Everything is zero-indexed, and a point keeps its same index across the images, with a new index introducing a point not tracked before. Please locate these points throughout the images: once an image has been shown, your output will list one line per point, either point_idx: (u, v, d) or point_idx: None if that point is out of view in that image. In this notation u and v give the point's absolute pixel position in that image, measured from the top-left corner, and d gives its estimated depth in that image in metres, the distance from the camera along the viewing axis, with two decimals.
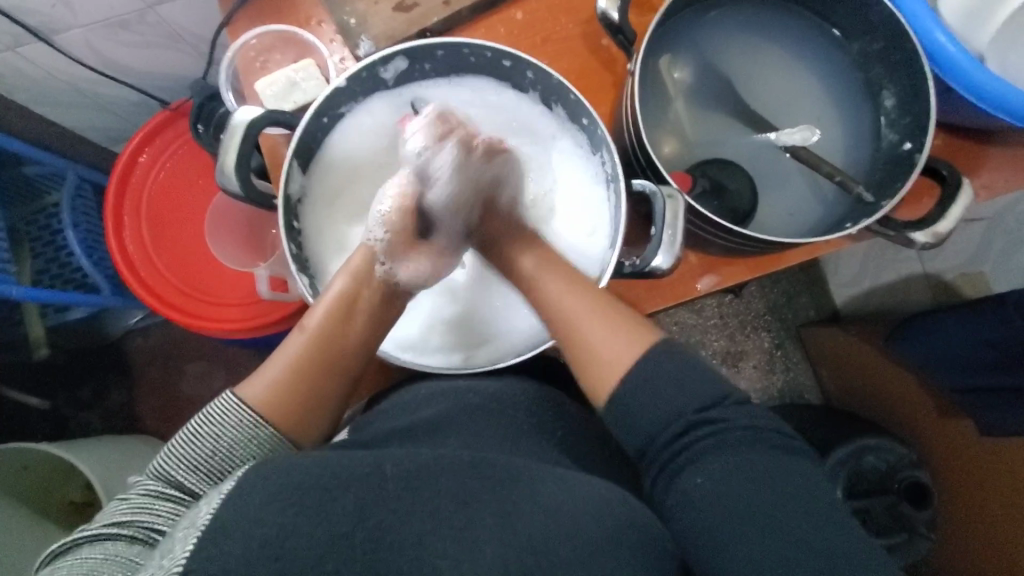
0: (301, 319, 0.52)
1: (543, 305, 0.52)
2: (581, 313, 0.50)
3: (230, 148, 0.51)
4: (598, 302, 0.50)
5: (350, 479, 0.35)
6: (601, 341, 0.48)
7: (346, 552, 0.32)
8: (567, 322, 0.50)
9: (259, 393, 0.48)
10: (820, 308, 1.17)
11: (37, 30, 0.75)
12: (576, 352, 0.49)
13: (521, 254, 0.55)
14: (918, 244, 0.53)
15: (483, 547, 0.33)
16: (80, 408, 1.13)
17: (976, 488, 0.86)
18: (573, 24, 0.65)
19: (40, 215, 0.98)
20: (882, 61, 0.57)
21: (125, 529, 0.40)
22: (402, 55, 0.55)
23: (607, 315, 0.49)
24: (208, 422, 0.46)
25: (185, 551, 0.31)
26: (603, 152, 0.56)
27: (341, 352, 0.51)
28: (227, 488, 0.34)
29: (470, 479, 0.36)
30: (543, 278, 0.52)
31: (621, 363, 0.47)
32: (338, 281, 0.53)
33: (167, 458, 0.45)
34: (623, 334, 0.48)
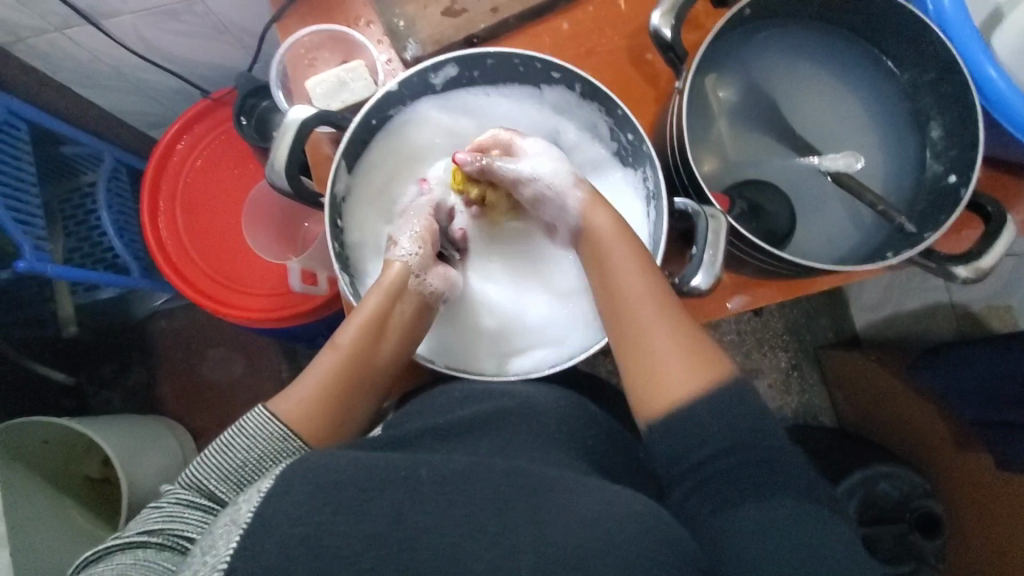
0: (331, 335, 0.54)
1: (620, 299, 0.50)
2: (658, 320, 0.48)
3: (282, 146, 0.52)
4: (674, 317, 0.48)
5: (387, 481, 0.36)
6: (669, 359, 0.46)
7: (383, 547, 0.33)
8: (638, 329, 0.48)
9: (291, 407, 0.50)
10: (839, 332, 1.16)
11: (87, 14, 0.77)
12: (638, 350, 0.48)
13: (614, 243, 0.52)
14: (959, 279, 0.52)
15: (518, 556, 0.34)
16: (101, 385, 1.15)
17: (990, 523, 0.85)
18: (618, 38, 0.65)
19: (73, 194, 0.99)
20: (931, 92, 0.57)
21: (155, 537, 0.40)
22: (452, 62, 0.55)
23: (683, 332, 0.47)
24: (239, 433, 0.47)
25: (230, 548, 0.32)
26: (645, 168, 0.56)
27: (374, 366, 0.54)
28: (268, 487, 0.35)
29: (504, 487, 0.37)
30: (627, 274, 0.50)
31: (683, 388, 0.45)
32: (375, 296, 0.55)
33: (198, 468, 0.46)
34: (691, 357, 0.46)
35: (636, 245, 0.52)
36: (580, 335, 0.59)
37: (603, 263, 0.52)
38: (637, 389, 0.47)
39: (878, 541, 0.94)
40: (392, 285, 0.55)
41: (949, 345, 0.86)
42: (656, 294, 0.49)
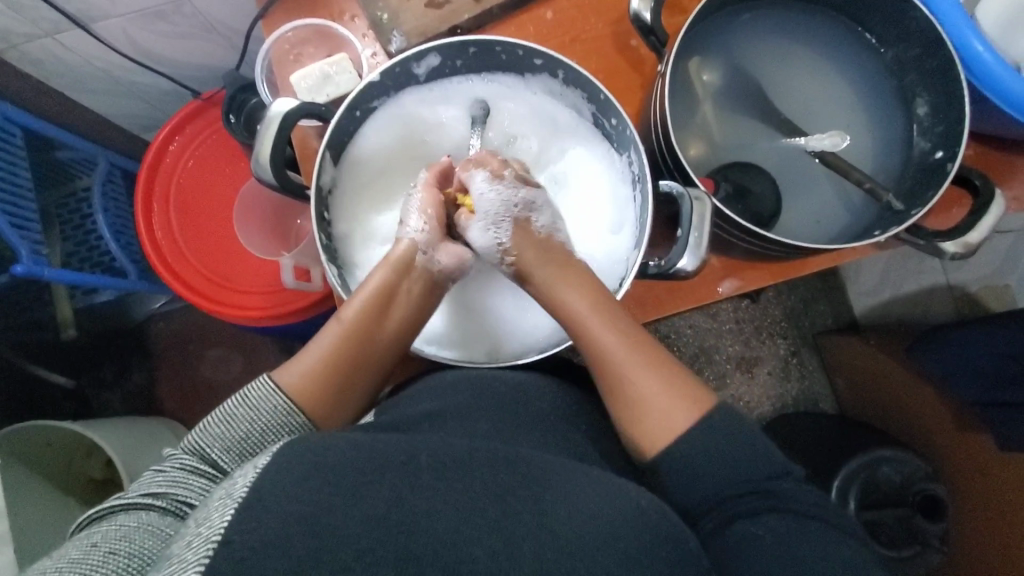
0: (337, 310, 0.53)
1: (596, 350, 0.51)
2: (638, 366, 0.49)
3: (266, 139, 0.52)
4: (651, 357, 0.50)
5: (385, 466, 0.35)
6: (656, 401, 0.48)
7: (383, 528, 0.32)
8: (620, 378, 0.49)
9: (295, 380, 0.50)
10: (837, 318, 1.14)
11: (76, 17, 0.77)
12: (623, 396, 0.49)
13: (570, 290, 0.52)
14: (947, 254, 0.52)
15: (519, 543, 0.34)
16: (102, 389, 1.16)
17: (994, 503, 0.85)
18: (602, 25, 0.65)
19: (69, 199, 1.00)
20: (917, 68, 0.57)
21: (159, 500, 0.43)
22: (434, 52, 0.56)
23: (665, 374, 0.49)
24: (246, 403, 0.48)
25: (225, 521, 0.31)
26: (630, 152, 0.56)
27: (378, 342, 0.53)
28: (263, 462, 0.35)
29: (504, 474, 0.37)
30: (599, 327, 0.50)
31: (676, 428, 0.47)
32: (380, 272, 0.54)
33: (202, 436, 0.47)
34: (679, 395, 0.48)
35: (597, 290, 0.53)
36: None
37: (570, 315, 0.52)
38: (631, 431, 0.49)
39: (880, 527, 0.93)
40: (399, 260, 0.54)
41: (949, 327, 0.85)
42: (629, 337, 0.50)
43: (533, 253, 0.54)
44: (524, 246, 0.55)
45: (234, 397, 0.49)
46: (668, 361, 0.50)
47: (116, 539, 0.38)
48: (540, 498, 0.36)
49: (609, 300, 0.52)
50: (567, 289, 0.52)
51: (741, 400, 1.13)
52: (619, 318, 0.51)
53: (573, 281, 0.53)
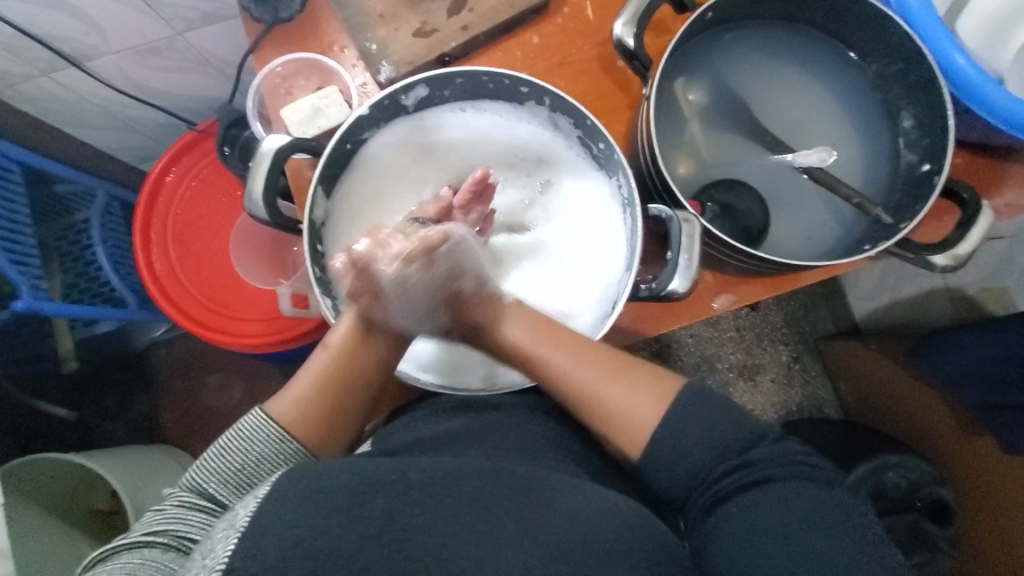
0: (324, 337, 0.53)
1: (558, 379, 0.52)
2: (600, 376, 0.51)
3: (257, 174, 0.53)
4: (604, 358, 0.52)
5: (379, 486, 0.35)
6: (622, 400, 0.50)
7: (377, 549, 0.33)
8: (585, 390, 0.51)
9: (286, 409, 0.50)
10: (838, 321, 1.18)
11: (70, 57, 0.79)
12: (599, 409, 0.51)
13: (512, 323, 0.54)
14: (938, 267, 0.52)
15: (507, 555, 0.34)
16: (106, 417, 1.16)
17: (1003, 508, 0.84)
18: (589, 47, 0.66)
19: (68, 232, 1.01)
20: (900, 81, 0.58)
21: (160, 536, 0.43)
22: (421, 83, 0.57)
23: (621, 369, 0.52)
24: (238, 436, 0.48)
25: (227, 553, 0.32)
26: (618, 176, 0.57)
27: (364, 363, 0.52)
28: (262, 493, 0.35)
29: (493, 487, 0.37)
30: (542, 348, 0.53)
31: (649, 417, 0.49)
32: (360, 291, 0.54)
33: (199, 469, 0.48)
34: (645, 384, 0.51)
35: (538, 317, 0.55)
36: None
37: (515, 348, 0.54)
38: (613, 437, 0.51)
39: (891, 534, 0.92)
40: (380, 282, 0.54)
41: (948, 331, 0.84)
42: (578, 353, 0.52)
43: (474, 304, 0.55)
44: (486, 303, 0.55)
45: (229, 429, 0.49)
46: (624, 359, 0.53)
47: None
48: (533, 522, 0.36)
49: (551, 326, 0.54)
50: (507, 320, 0.54)
51: (744, 408, 1.13)
52: (558, 339, 0.53)
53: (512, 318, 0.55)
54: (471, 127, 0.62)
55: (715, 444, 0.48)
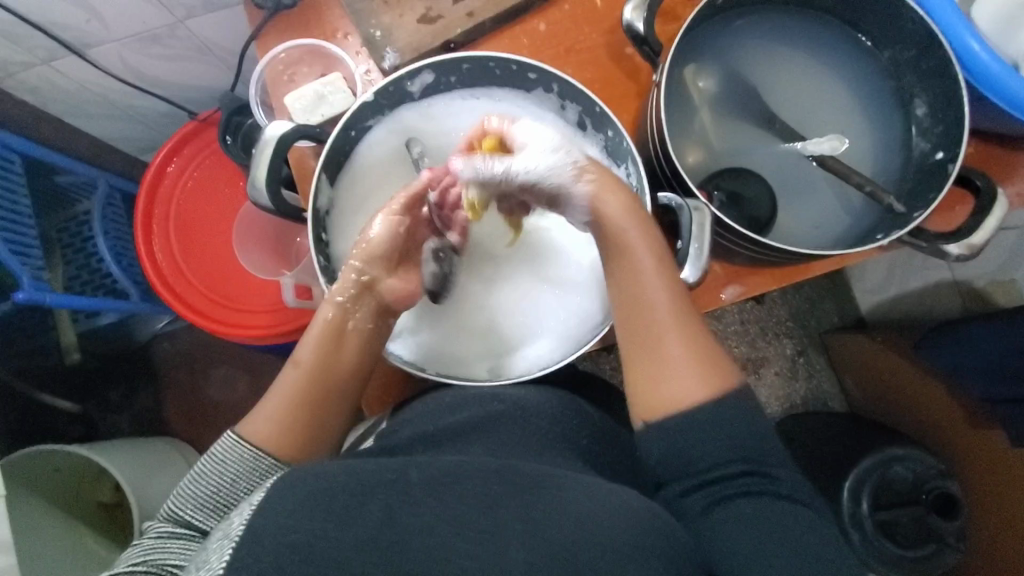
0: (291, 354, 0.52)
1: (639, 309, 0.49)
2: (676, 337, 0.48)
3: (261, 162, 0.52)
4: (688, 325, 0.49)
5: (378, 487, 0.35)
6: (677, 368, 0.47)
7: (374, 552, 0.32)
8: (653, 339, 0.49)
9: (261, 428, 0.49)
10: (844, 315, 1.15)
11: (71, 45, 0.78)
12: (648, 360, 0.49)
13: (630, 238, 0.50)
14: (951, 257, 0.52)
15: (512, 554, 0.33)
16: (108, 410, 1.16)
17: (1012, 503, 0.84)
18: (596, 34, 0.65)
19: (71, 223, 1.00)
20: (914, 68, 0.57)
21: (141, 566, 0.41)
22: (427, 70, 0.56)
23: (696, 346, 0.48)
24: (211, 460, 0.47)
25: (225, 559, 0.32)
26: (627, 164, 0.56)
27: (340, 373, 0.52)
28: (257, 500, 0.34)
29: (497, 485, 0.36)
30: (647, 275, 0.49)
31: (687, 398, 0.47)
32: (324, 303, 0.53)
33: (176, 499, 0.47)
34: (704, 373, 0.47)
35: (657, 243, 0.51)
36: (569, 334, 0.58)
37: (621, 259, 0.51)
38: (638, 390, 0.49)
39: (896, 528, 0.91)
40: (347, 293, 0.53)
41: (955, 324, 0.83)
42: (669, 290, 0.49)
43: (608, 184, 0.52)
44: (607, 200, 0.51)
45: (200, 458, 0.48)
46: (700, 332, 0.49)
47: None
48: (538, 514, 0.35)
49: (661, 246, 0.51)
50: (624, 227, 0.51)
51: None
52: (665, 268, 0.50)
53: (613, 189, 0.52)
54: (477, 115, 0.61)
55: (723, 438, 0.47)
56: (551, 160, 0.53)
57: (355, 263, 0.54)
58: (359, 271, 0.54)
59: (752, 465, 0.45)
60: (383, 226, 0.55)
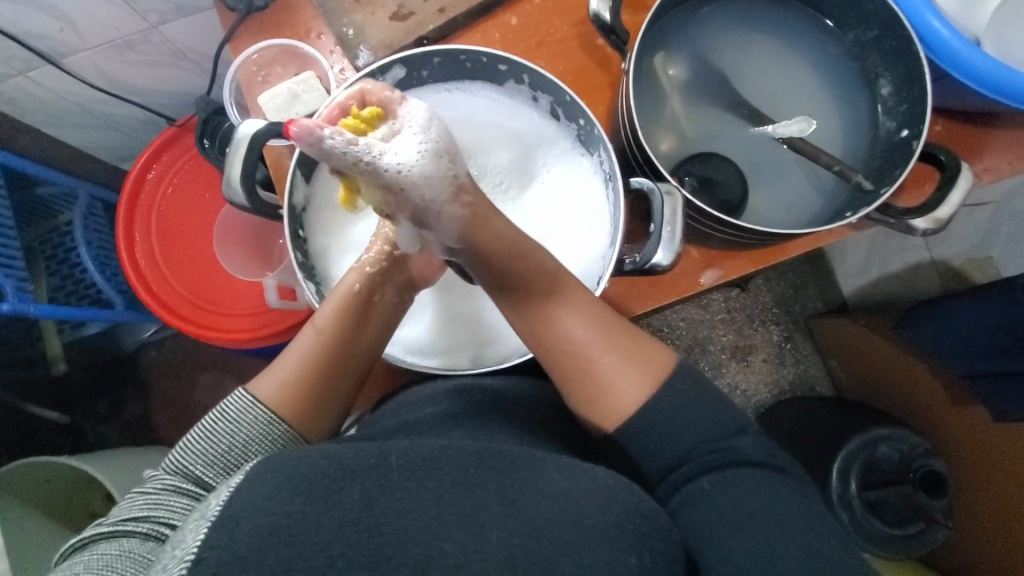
0: (311, 317, 0.53)
1: (559, 332, 0.49)
2: (601, 343, 0.48)
3: (235, 161, 0.52)
4: (611, 326, 0.49)
5: (356, 471, 0.35)
6: (615, 373, 0.47)
7: (353, 535, 0.32)
8: (581, 356, 0.48)
9: (273, 390, 0.49)
10: (827, 299, 1.14)
11: (46, 54, 0.77)
12: (587, 376, 0.48)
13: (536, 273, 0.49)
14: (919, 232, 0.53)
15: (489, 532, 0.34)
16: (98, 422, 1.15)
17: (997, 476, 0.85)
18: (567, 26, 0.66)
19: (53, 234, 1.00)
20: (878, 49, 0.58)
21: (140, 526, 0.42)
22: (399, 64, 0.56)
23: (624, 343, 0.49)
24: (224, 418, 0.48)
25: (198, 540, 0.31)
26: (600, 151, 0.57)
27: (357, 349, 0.52)
28: (237, 481, 0.34)
29: (476, 469, 0.37)
30: (556, 296, 0.49)
31: (635, 398, 0.47)
32: (353, 272, 0.54)
33: (183, 451, 0.47)
34: (641, 367, 0.48)
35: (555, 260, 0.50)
36: None
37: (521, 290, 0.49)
38: (592, 405, 0.48)
39: (884, 506, 0.92)
40: (377, 266, 0.54)
41: (936, 300, 0.84)
42: (591, 310, 0.49)
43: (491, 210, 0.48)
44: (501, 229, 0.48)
45: (213, 411, 0.49)
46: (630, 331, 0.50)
47: (96, 571, 0.38)
48: (513, 491, 0.36)
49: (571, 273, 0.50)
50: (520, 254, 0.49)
51: (737, 388, 1.13)
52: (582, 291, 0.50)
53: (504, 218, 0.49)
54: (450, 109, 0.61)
55: (701, 418, 0.48)
56: (428, 176, 0.43)
57: (390, 236, 0.55)
58: (392, 244, 0.55)
59: (718, 444, 0.47)
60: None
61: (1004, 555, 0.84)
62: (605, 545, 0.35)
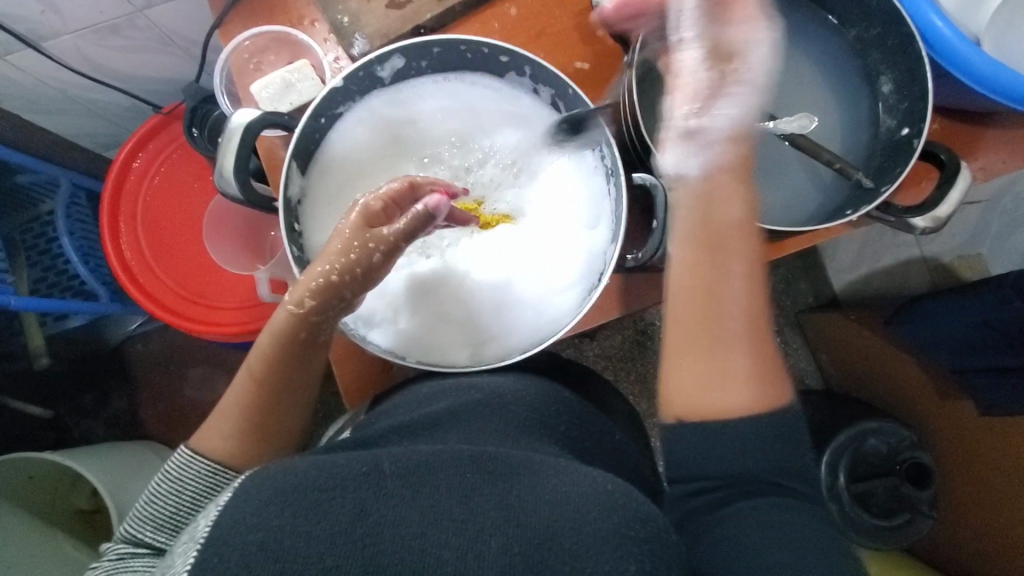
0: (245, 361, 0.50)
1: (711, 292, 0.40)
2: (744, 335, 0.40)
3: (228, 152, 0.51)
4: (756, 326, 0.41)
5: (348, 481, 0.35)
6: (740, 372, 0.40)
7: (346, 545, 0.32)
8: (721, 331, 0.40)
9: (216, 445, 0.48)
10: (819, 295, 1.19)
11: (26, 38, 0.74)
12: (706, 354, 0.40)
13: (731, 245, 0.41)
14: (918, 229, 0.54)
15: (486, 540, 0.33)
16: (83, 416, 1.13)
17: (983, 471, 0.86)
18: (567, 17, 0.64)
19: (34, 224, 0.97)
20: (879, 46, 0.58)
21: None
22: (397, 54, 0.56)
23: (761, 350, 0.41)
24: (166, 479, 0.46)
25: (188, 562, 0.32)
26: (602, 146, 0.56)
27: (298, 391, 0.51)
28: (225, 499, 0.35)
29: (471, 474, 0.36)
30: (730, 260, 0.41)
31: (731, 404, 0.40)
32: (289, 315, 0.48)
33: (131, 522, 0.45)
34: (758, 385, 0.40)
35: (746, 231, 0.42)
36: (550, 318, 0.58)
37: (698, 235, 0.41)
38: (678, 388, 0.41)
39: (872, 498, 0.93)
40: (319, 299, 0.49)
41: (925, 296, 0.85)
42: (750, 305, 0.41)
43: (732, 169, 0.42)
44: (714, 194, 0.41)
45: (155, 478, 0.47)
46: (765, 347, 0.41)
47: None
48: (507, 496, 0.35)
49: (749, 246, 0.42)
50: (719, 202, 0.41)
51: None
52: (760, 284, 0.42)
53: (725, 175, 0.42)
54: (451, 90, 0.60)
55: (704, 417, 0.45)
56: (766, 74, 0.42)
57: (353, 272, 0.49)
58: (348, 296, 0.50)
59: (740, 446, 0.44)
60: (383, 251, 0.50)
61: (989, 548, 0.86)
62: (607, 551, 0.34)
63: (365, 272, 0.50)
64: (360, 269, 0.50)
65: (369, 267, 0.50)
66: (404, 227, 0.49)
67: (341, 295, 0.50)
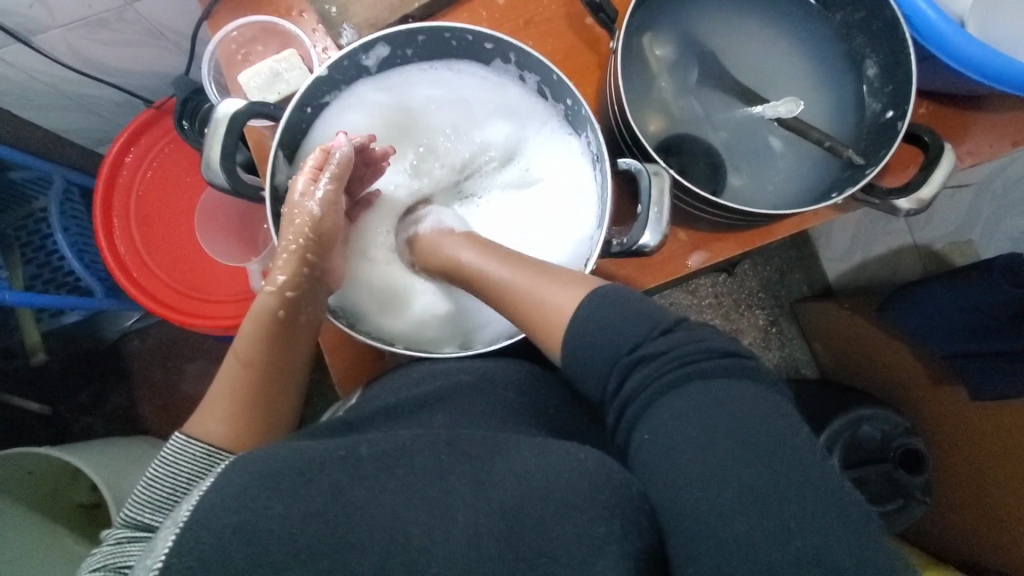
0: (232, 347, 0.51)
1: (500, 287, 0.51)
2: (533, 274, 0.49)
3: (214, 142, 0.51)
4: (542, 267, 0.49)
5: (324, 462, 0.36)
6: (548, 294, 0.46)
7: (320, 525, 0.33)
8: (522, 298, 0.48)
9: (211, 427, 0.47)
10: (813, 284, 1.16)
11: (16, 32, 0.74)
12: (529, 305, 0.47)
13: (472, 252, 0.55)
14: (903, 211, 0.54)
15: (456, 515, 0.34)
16: (81, 413, 1.14)
17: (975, 457, 0.87)
18: (555, 4, 0.64)
19: (27, 221, 0.97)
20: (864, 30, 0.58)
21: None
22: (383, 42, 0.55)
23: (555, 271, 0.48)
24: (163, 464, 0.45)
25: (167, 545, 0.32)
26: (587, 131, 0.56)
27: (289, 374, 0.52)
28: (206, 485, 0.34)
29: (445, 455, 0.37)
30: (484, 261, 0.54)
31: (563, 313, 0.44)
32: (272, 296, 0.53)
33: (129, 507, 0.43)
34: (564, 282, 0.46)
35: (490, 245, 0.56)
36: None
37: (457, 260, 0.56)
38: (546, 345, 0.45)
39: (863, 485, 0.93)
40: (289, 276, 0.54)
41: (918, 282, 0.85)
42: (520, 264, 0.51)
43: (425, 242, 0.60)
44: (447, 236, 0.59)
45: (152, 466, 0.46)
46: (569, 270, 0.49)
47: None
48: (480, 473, 0.36)
49: (496, 245, 0.55)
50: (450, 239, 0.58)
51: None
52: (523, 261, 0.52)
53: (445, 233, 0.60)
54: (435, 79, 0.61)
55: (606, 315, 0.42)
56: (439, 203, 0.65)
57: (307, 231, 0.54)
58: (311, 265, 0.55)
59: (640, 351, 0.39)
60: (321, 199, 0.55)
61: (982, 532, 0.86)
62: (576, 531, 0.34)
63: (322, 230, 0.55)
64: (319, 223, 0.55)
65: (314, 222, 0.55)
66: (334, 174, 0.55)
67: (304, 258, 0.54)
